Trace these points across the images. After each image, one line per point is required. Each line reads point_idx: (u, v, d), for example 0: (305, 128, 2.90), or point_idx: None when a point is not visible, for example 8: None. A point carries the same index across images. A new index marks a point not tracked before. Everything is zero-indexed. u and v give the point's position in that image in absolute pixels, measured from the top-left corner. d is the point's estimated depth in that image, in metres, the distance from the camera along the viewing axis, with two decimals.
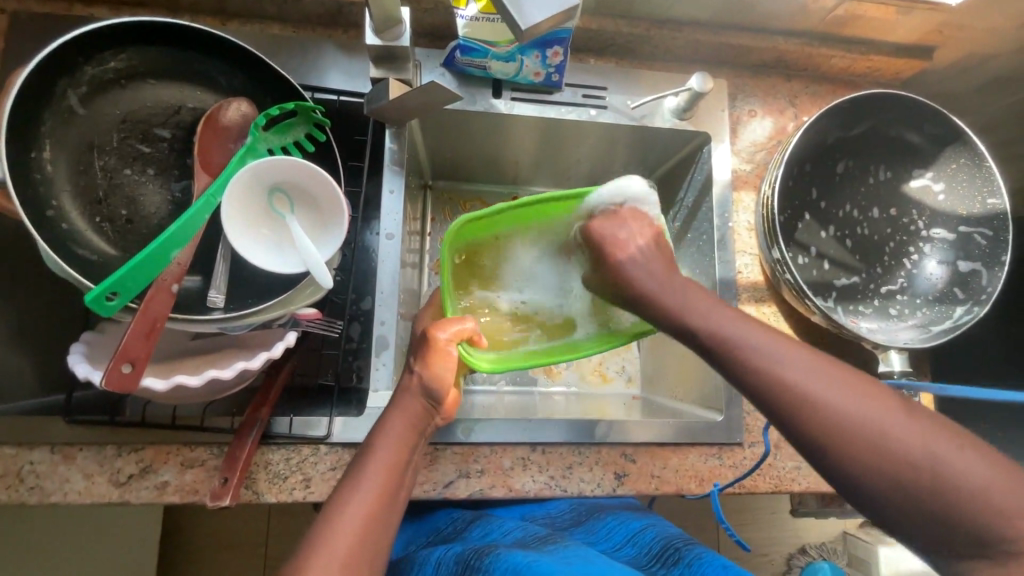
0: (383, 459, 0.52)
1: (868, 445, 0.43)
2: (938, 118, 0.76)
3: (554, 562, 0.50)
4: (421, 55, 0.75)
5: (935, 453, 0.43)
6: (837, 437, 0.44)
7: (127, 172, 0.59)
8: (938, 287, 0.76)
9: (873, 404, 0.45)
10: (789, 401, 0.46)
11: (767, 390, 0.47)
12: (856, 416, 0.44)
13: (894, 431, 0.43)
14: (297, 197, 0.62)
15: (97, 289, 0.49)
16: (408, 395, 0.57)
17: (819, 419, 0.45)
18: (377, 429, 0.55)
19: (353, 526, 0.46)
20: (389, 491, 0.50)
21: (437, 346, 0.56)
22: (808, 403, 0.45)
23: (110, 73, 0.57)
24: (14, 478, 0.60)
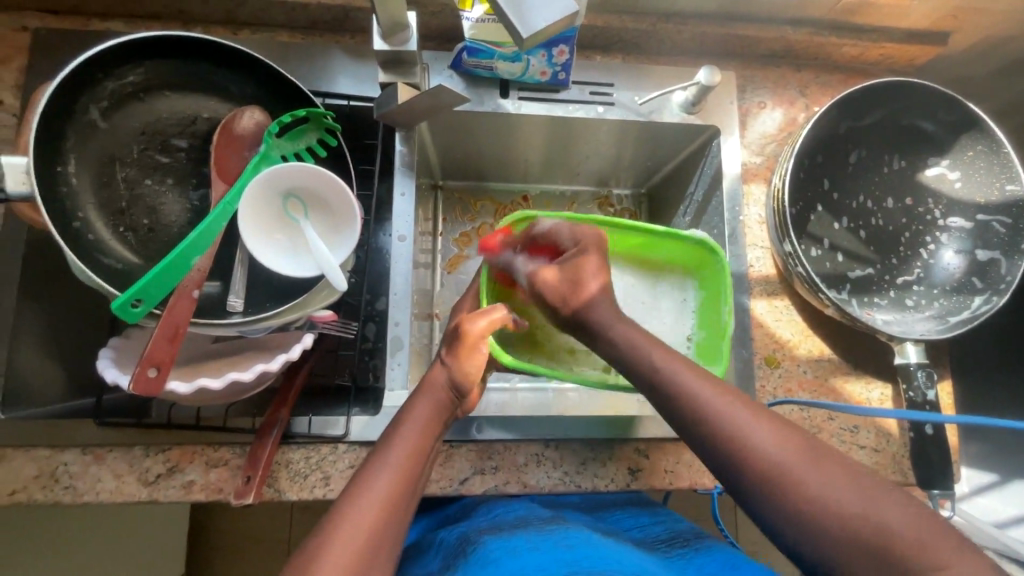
0: (406, 442, 0.53)
1: (786, 488, 0.43)
2: (953, 105, 0.75)
3: (550, 543, 0.50)
4: (429, 58, 0.76)
5: (856, 503, 0.41)
6: (757, 480, 0.44)
7: (147, 182, 0.61)
8: (956, 277, 0.75)
9: (799, 452, 0.44)
10: (716, 444, 0.47)
11: (696, 427, 0.49)
12: (782, 463, 0.44)
13: (815, 478, 0.43)
14: (311, 203, 0.64)
15: (123, 297, 0.51)
16: (435, 387, 0.59)
17: (741, 459, 0.45)
18: (403, 419, 0.55)
19: (371, 503, 0.47)
20: (409, 475, 0.50)
21: (468, 339, 0.60)
22: (732, 443, 0.46)
23: (127, 87, 0.59)
24: (49, 479, 0.63)
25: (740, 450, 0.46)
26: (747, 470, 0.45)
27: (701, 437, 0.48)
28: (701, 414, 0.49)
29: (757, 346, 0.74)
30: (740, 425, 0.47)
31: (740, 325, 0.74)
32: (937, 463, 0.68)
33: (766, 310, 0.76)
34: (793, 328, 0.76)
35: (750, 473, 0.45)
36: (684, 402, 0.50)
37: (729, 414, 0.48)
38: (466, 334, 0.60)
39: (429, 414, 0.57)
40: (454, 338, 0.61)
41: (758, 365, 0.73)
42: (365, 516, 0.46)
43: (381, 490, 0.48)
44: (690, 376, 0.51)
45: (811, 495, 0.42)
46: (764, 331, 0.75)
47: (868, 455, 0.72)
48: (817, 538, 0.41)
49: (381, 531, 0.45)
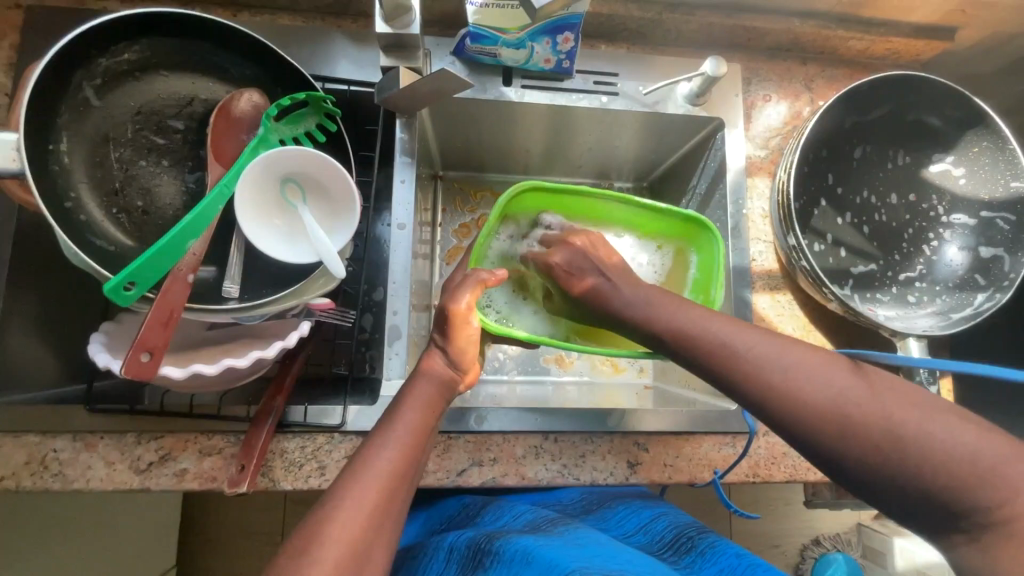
0: (410, 419, 0.52)
1: (825, 409, 0.45)
2: (960, 100, 0.74)
3: (563, 546, 0.50)
4: (431, 44, 0.74)
5: (892, 412, 0.43)
6: (799, 410, 0.46)
7: (142, 164, 0.59)
8: (959, 274, 0.74)
9: (828, 370, 0.46)
10: (750, 381, 0.49)
11: (727, 367, 0.50)
12: (802, 381, 0.46)
13: (853, 394, 0.44)
14: (309, 189, 0.63)
15: (115, 279, 0.50)
16: (433, 363, 0.57)
17: (780, 392, 0.47)
18: (403, 396, 0.54)
19: (377, 480, 0.46)
20: (414, 450, 0.49)
21: (458, 316, 0.58)
22: (767, 378, 0.48)
23: (123, 65, 0.57)
24: (38, 465, 0.62)
25: (781, 382, 0.47)
26: (787, 401, 0.46)
27: (736, 376, 0.49)
28: (735, 356, 0.50)
29: None
30: (774, 357, 0.48)
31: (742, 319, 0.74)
32: None
33: (768, 305, 0.76)
34: (795, 323, 0.75)
35: (790, 403, 0.46)
36: (702, 348, 0.52)
37: (759, 349, 0.49)
38: (455, 312, 0.58)
39: (429, 388, 0.55)
40: (443, 321, 0.59)
41: None
42: (372, 497, 0.45)
43: (385, 470, 0.47)
44: (715, 322, 0.53)
45: (850, 410, 0.44)
46: (765, 325, 0.75)
47: None
48: (860, 450, 0.43)
49: (384, 509, 0.45)
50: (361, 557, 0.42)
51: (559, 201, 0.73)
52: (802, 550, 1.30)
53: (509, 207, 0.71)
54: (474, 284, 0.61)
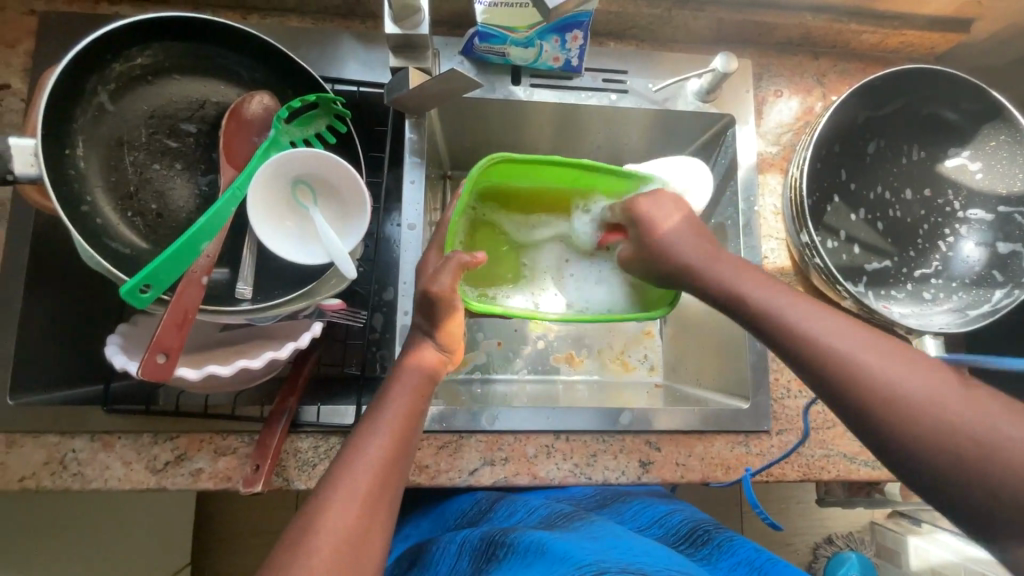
0: (397, 408, 0.52)
1: (893, 398, 0.45)
2: (976, 93, 0.73)
3: (579, 539, 0.49)
4: (440, 44, 0.74)
5: (966, 414, 0.43)
6: (864, 393, 0.46)
7: (156, 167, 0.60)
8: (975, 270, 0.73)
9: (925, 377, 0.45)
10: (814, 361, 0.49)
11: (793, 348, 0.51)
12: (895, 382, 0.45)
13: (945, 404, 0.43)
14: (320, 190, 0.63)
15: (132, 281, 0.51)
16: (420, 348, 0.58)
17: (848, 377, 0.47)
18: (389, 383, 0.55)
19: (367, 470, 0.47)
20: (402, 438, 0.50)
21: (446, 301, 0.56)
22: (834, 360, 0.48)
23: (136, 69, 0.58)
24: (57, 465, 0.63)
25: (850, 367, 0.47)
26: (853, 385, 0.47)
27: (801, 356, 0.50)
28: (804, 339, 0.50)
29: None
30: (842, 344, 0.49)
31: None
32: None
33: None
34: None
35: (857, 388, 0.47)
36: (789, 335, 0.51)
37: (829, 335, 0.49)
38: (441, 299, 0.56)
39: (417, 373, 0.56)
40: (427, 305, 0.57)
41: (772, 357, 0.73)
42: (362, 488, 0.46)
43: (375, 459, 0.48)
44: (804, 314, 0.52)
45: (918, 403, 0.44)
46: None
47: None
48: (921, 442, 0.43)
49: (375, 498, 0.46)
50: (356, 544, 0.43)
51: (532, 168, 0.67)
52: (815, 549, 1.29)
53: (475, 182, 0.67)
54: (458, 269, 0.57)
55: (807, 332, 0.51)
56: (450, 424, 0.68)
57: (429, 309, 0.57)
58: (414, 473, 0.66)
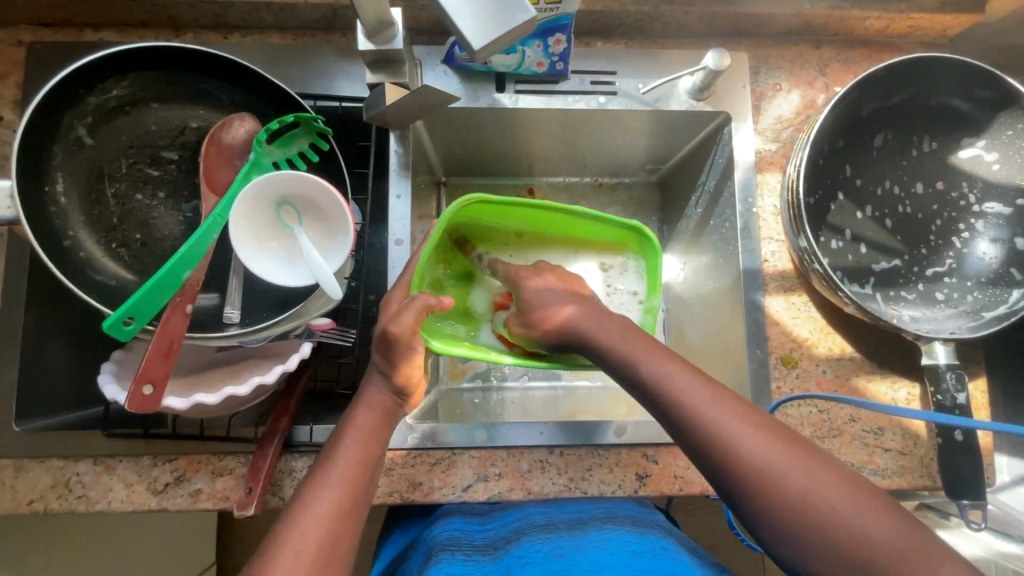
0: (350, 454, 0.52)
1: (792, 497, 0.46)
2: (990, 80, 0.68)
3: (541, 560, 0.54)
4: (421, 53, 0.73)
5: (854, 515, 0.45)
6: (765, 488, 0.47)
7: (138, 197, 0.61)
8: (992, 268, 0.69)
9: (776, 447, 0.48)
10: (721, 458, 0.49)
11: (699, 442, 0.50)
12: (757, 459, 0.48)
13: (792, 478, 0.47)
14: (304, 210, 0.63)
15: (115, 315, 0.52)
16: (375, 387, 0.56)
17: (750, 476, 0.47)
18: (345, 426, 0.54)
19: (321, 521, 0.47)
20: (355, 486, 0.50)
21: (401, 343, 0.54)
22: (737, 458, 0.48)
23: (112, 101, 0.58)
24: (63, 488, 0.65)
25: (755, 466, 0.48)
26: (757, 482, 0.47)
27: (707, 449, 0.49)
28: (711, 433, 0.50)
29: (771, 346, 0.71)
30: (744, 440, 0.48)
31: (754, 324, 0.70)
32: (967, 468, 0.64)
33: (782, 307, 0.72)
34: (812, 326, 0.72)
35: (760, 484, 0.47)
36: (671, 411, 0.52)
37: (731, 426, 0.49)
38: (399, 339, 0.53)
39: (371, 415, 0.55)
40: (384, 346, 0.55)
41: (773, 365, 0.70)
42: (308, 553, 0.45)
43: (323, 516, 0.48)
44: (687, 380, 0.52)
45: (813, 505, 0.46)
46: (779, 329, 0.71)
47: (892, 458, 0.68)
48: (813, 540, 0.45)
49: (328, 550, 0.46)
50: None
51: (507, 210, 0.67)
52: None
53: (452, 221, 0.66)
54: (421, 310, 0.55)
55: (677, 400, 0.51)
56: (443, 440, 0.68)
57: (385, 348, 0.54)
58: (408, 491, 0.66)
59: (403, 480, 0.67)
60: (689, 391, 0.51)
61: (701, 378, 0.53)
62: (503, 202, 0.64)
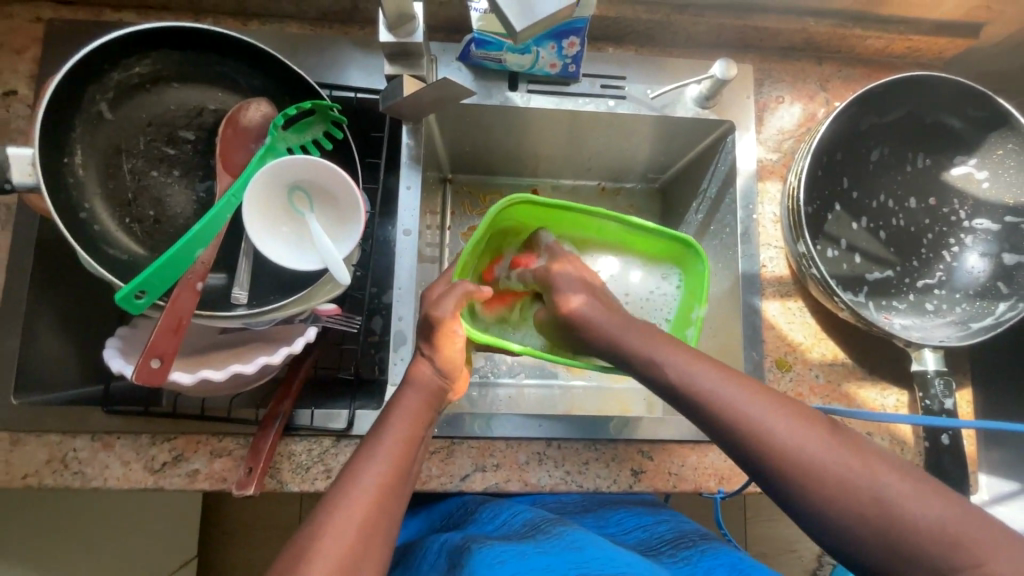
0: (399, 433, 0.53)
1: (830, 484, 0.44)
2: (983, 101, 0.71)
3: (560, 553, 0.51)
4: (437, 50, 0.75)
5: (898, 496, 0.43)
6: (792, 469, 0.46)
7: (153, 174, 0.61)
8: (980, 281, 0.72)
9: (824, 438, 0.46)
10: (750, 442, 0.48)
11: (729, 428, 0.49)
12: (805, 454, 0.46)
13: (847, 470, 0.44)
14: (315, 196, 0.63)
15: (127, 288, 0.52)
16: (422, 374, 0.58)
17: (787, 460, 0.46)
18: (393, 409, 0.55)
19: (369, 498, 0.47)
20: (404, 464, 0.51)
21: (445, 326, 0.59)
22: (773, 444, 0.47)
23: (134, 78, 0.59)
24: (59, 464, 0.64)
25: (781, 449, 0.47)
26: (781, 463, 0.46)
27: (734, 434, 0.49)
28: (739, 418, 0.49)
29: (767, 349, 0.73)
30: (778, 424, 0.48)
31: (750, 327, 0.72)
32: (952, 473, 0.66)
33: (778, 312, 0.74)
34: (806, 331, 0.74)
35: (786, 466, 0.46)
36: (707, 408, 0.51)
37: (755, 408, 0.49)
38: (440, 322, 0.59)
39: (418, 400, 0.57)
40: (430, 330, 0.59)
41: (768, 368, 0.72)
42: (360, 518, 0.45)
43: (374, 488, 0.48)
44: (718, 378, 0.52)
45: (852, 486, 0.44)
46: (775, 333, 0.73)
47: None
48: (844, 516, 0.44)
49: (374, 524, 0.46)
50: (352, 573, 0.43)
51: (550, 213, 0.74)
52: (819, 556, 1.25)
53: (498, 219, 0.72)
54: (462, 296, 0.61)
55: (709, 390, 0.51)
56: (441, 430, 0.68)
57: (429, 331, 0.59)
58: None
59: None
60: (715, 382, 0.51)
61: (732, 374, 0.52)
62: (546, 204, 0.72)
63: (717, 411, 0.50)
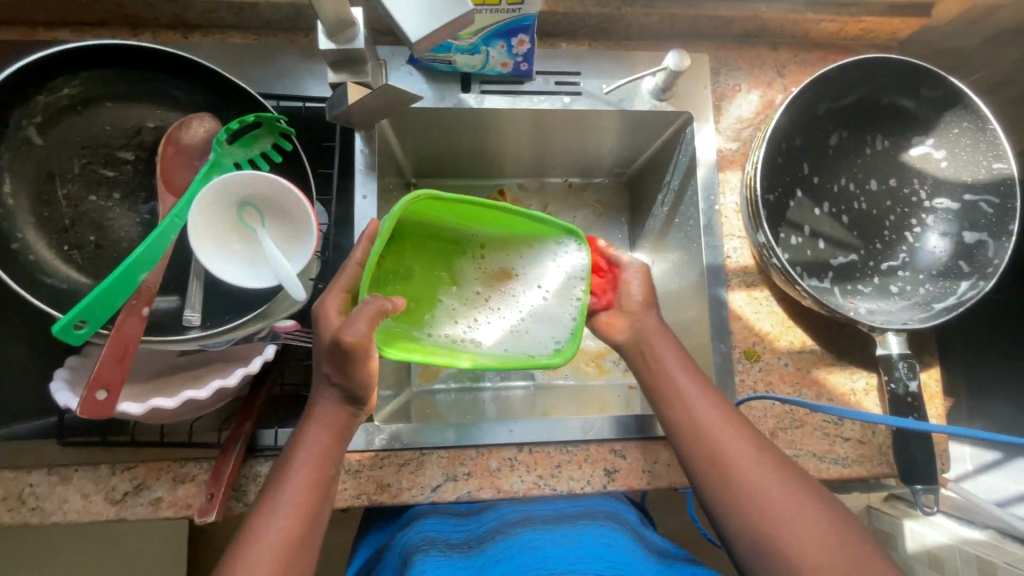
0: (307, 468, 0.55)
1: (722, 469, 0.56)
2: (935, 80, 0.71)
3: (518, 556, 0.54)
4: (386, 54, 0.73)
5: (769, 492, 0.54)
6: (715, 470, 0.57)
7: (93, 199, 0.60)
8: (942, 261, 0.72)
9: (737, 439, 0.58)
10: (681, 425, 0.60)
11: (667, 411, 0.61)
12: (716, 444, 0.57)
13: (741, 465, 0.56)
14: (266, 211, 0.61)
15: (65, 319, 0.50)
16: (328, 403, 0.57)
17: (702, 443, 0.58)
18: (300, 441, 0.56)
19: (280, 535, 0.51)
20: (312, 500, 0.54)
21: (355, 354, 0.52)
22: (696, 430, 0.59)
23: (63, 100, 0.57)
24: (15, 500, 0.62)
25: (697, 432, 0.59)
26: (698, 443, 0.58)
27: (671, 416, 0.61)
28: (677, 406, 0.61)
29: (735, 339, 0.72)
30: (705, 417, 0.59)
31: (717, 319, 0.72)
32: (922, 455, 0.66)
33: (744, 302, 0.74)
34: (774, 320, 0.74)
35: (699, 445, 0.58)
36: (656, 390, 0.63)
37: (696, 404, 0.60)
38: (354, 348, 0.51)
39: (325, 432, 0.56)
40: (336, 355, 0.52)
41: (737, 358, 0.71)
42: (265, 565, 0.50)
43: (278, 535, 0.51)
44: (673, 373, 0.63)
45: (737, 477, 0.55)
46: (743, 323, 0.73)
47: (853, 447, 0.70)
48: (723, 492, 0.56)
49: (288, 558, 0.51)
50: None
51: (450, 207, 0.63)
52: None
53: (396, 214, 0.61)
54: (375, 314, 0.52)
55: (660, 373, 0.63)
56: (410, 441, 0.67)
57: (339, 359, 0.53)
58: (376, 492, 0.66)
59: (371, 482, 0.66)
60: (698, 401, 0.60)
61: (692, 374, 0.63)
62: (454, 199, 0.61)
63: (664, 398, 0.62)
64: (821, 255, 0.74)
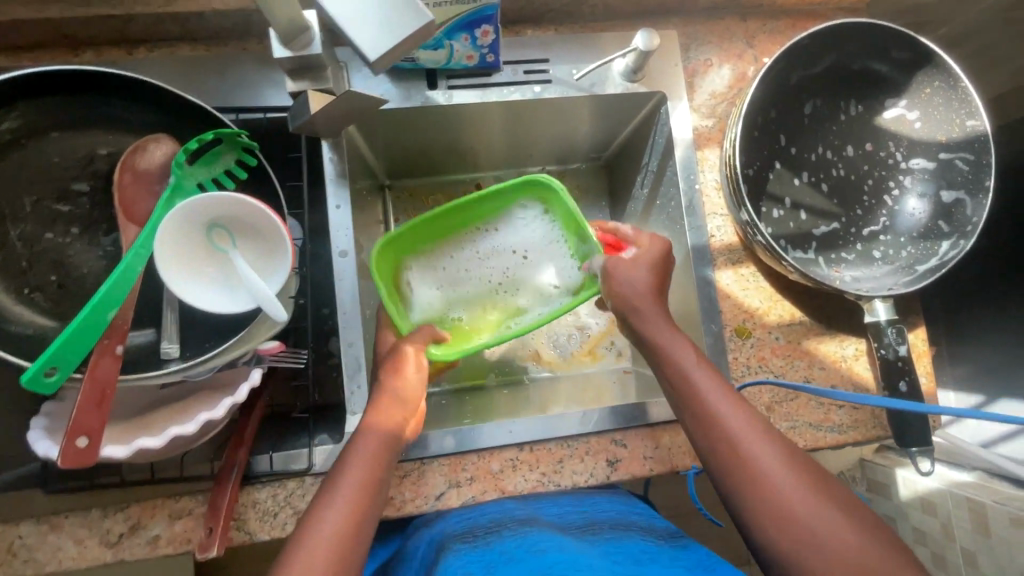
0: (355, 471, 0.52)
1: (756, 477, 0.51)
2: (904, 41, 0.70)
3: (526, 557, 0.50)
4: (346, 55, 0.70)
5: (809, 506, 0.49)
6: (746, 479, 0.51)
7: (49, 236, 0.56)
8: (922, 222, 0.72)
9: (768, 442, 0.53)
10: (707, 427, 0.55)
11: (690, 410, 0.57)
12: (750, 451, 0.52)
13: (778, 475, 0.50)
14: (236, 231, 0.59)
15: (34, 367, 0.48)
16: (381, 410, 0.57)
17: (731, 447, 0.53)
18: (349, 449, 0.55)
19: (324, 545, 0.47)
20: (361, 504, 0.51)
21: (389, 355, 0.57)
22: (726, 434, 0.54)
23: (4, 134, 0.54)
24: (6, 554, 0.60)
25: (725, 436, 0.54)
26: (727, 448, 0.53)
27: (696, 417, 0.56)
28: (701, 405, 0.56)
29: (726, 318, 0.72)
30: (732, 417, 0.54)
31: (706, 300, 0.72)
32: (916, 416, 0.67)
33: (732, 280, 0.73)
34: (762, 295, 0.74)
35: (729, 450, 0.53)
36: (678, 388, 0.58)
37: (724, 406, 0.55)
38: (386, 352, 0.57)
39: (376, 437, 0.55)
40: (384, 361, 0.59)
41: (729, 337, 0.71)
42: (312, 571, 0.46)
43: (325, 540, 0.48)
44: (697, 372, 0.58)
45: (773, 490, 0.50)
46: (732, 302, 0.73)
47: (847, 414, 0.71)
48: (757, 506, 0.50)
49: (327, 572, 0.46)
50: None
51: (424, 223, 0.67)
52: None
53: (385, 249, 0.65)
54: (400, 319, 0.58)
55: (683, 369, 0.58)
56: (410, 452, 0.66)
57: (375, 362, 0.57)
58: None
59: None
60: (711, 388, 0.56)
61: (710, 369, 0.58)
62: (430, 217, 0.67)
63: (689, 397, 0.57)
64: (804, 226, 0.74)
